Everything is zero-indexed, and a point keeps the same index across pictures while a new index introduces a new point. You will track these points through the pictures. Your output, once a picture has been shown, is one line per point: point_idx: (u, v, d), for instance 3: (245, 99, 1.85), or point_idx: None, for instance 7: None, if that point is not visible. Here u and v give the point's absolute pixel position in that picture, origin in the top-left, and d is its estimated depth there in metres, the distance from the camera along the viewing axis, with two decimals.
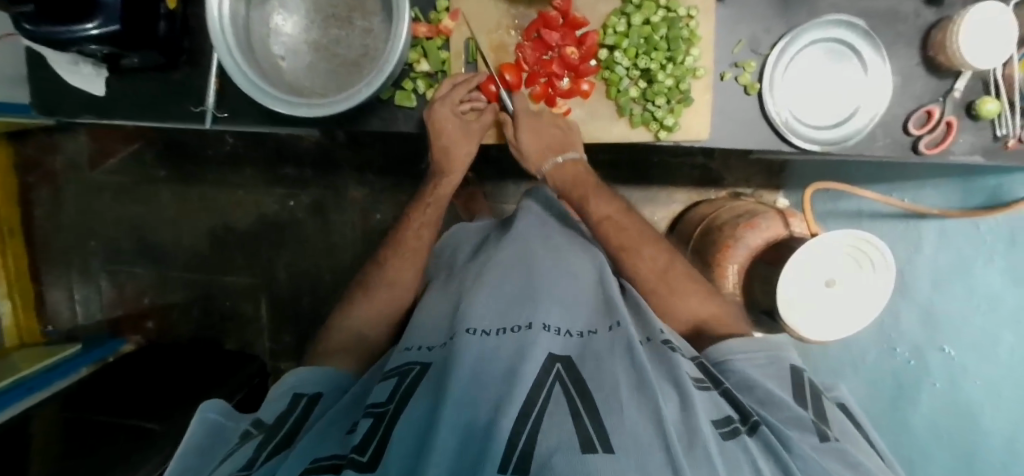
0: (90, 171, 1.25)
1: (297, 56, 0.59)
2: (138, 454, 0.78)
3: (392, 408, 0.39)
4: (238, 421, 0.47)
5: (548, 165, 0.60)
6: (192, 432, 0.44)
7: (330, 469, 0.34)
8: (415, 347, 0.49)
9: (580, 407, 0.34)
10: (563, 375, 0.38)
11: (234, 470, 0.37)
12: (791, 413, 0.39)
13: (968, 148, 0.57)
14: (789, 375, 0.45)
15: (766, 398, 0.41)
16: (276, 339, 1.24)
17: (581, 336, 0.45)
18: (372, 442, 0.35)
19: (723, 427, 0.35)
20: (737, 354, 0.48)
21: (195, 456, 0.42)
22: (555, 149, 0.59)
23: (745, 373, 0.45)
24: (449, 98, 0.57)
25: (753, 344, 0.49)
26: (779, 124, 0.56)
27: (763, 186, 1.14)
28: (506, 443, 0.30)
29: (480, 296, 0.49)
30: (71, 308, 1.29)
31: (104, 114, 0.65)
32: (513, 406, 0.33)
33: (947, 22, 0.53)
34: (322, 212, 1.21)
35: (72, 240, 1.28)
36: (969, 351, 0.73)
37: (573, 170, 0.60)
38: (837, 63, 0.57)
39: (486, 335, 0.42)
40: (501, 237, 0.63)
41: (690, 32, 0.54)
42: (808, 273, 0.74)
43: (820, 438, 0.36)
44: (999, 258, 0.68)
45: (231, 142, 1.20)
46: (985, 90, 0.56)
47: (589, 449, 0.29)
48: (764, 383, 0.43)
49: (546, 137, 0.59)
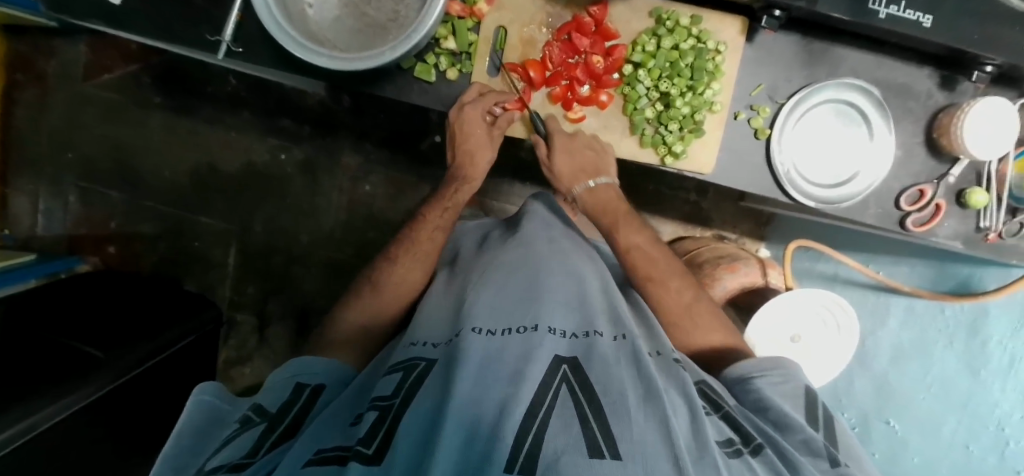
0: (82, 83, 1.20)
1: (325, 7, 0.58)
2: (64, 384, 0.70)
3: (398, 402, 0.38)
4: (234, 405, 0.46)
5: (582, 187, 0.62)
6: (188, 414, 0.43)
7: (336, 459, 0.32)
8: (421, 342, 0.48)
9: (588, 409, 0.33)
10: (570, 377, 0.37)
11: (237, 457, 0.36)
12: (802, 435, 0.40)
13: (951, 233, 0.60)
14: (803, 398, 0.46)
15: (780, 419, 0.42)
16: (239, 289, 1.22)
17: (585, 335, 0.44)
18: (377, 435, 0.34)
19: (728, 446, 0.36)
20: (752, 373, 0.48)
21: (192, 437, 0.41)
22: (589, 174, 0.61)
23: (765, 393, 0.45)
24: (479, 101, 0.57)
25: (770, 362, 0.49)
26: (781, 173, 0.57)
27: (747, 233, 1.17)
28: (512, 447, 0.29)
29: (485, 297, 0.49)
30: (33, 218, 1.23)
31: (110, 23, 0.62)
32: (519, 407, 0.33)
33: (956, 108, 0.56)
34: (312, 171, 1.19)
35: (47, 149, 1.23)
36: (914, 428, 0.76)
37: (606, 196, 0.63)
38: (845, 126, 0.58)
39: (491, 335, 0.42)
40: (508, 236, 0.64)
41: (715, 66, 0.55)
42: (772, 326, 0.78)
43: (830, 464, 0.38)
44: (958, 345, 0.71)
45: (234, 83, 1.17)
46: (977, 180, 0.59)
47: (597, 454, 0.29)
48: (780, 404, 0.43)
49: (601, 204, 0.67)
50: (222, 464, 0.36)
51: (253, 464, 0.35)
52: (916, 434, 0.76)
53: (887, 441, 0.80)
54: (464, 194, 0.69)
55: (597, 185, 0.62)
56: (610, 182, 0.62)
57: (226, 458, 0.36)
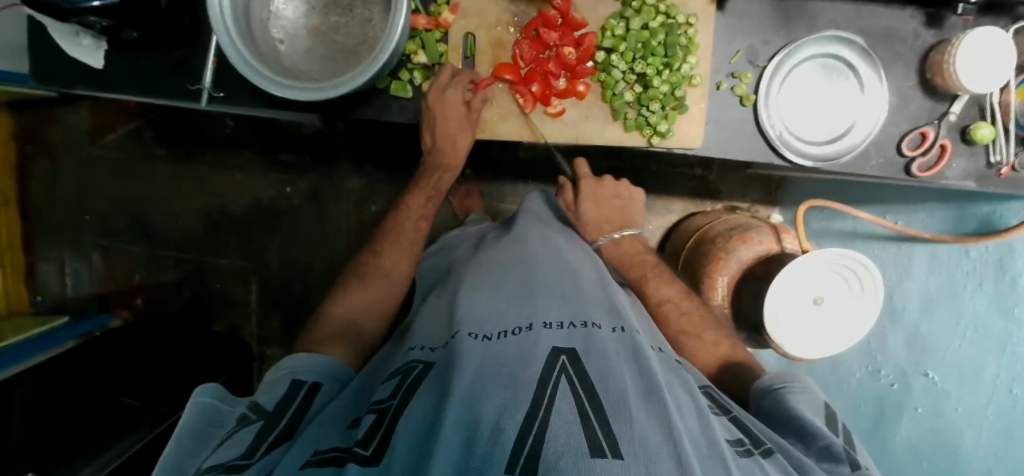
0: (89, 146, 1.25)
1: (296, 42, 0.59)
2: (103, 442, 0.73)
3: (396, 403, 0.39)
4: (234, 406, 0.46)
5: (606, 239, 0.69)
6: (187, 416, 0.43)
7: (333, 461, 0.34)
8: (419, 346, 0.49)
9: (588, 407, 0.33)
10: (568, 369, 0.37)
11: (234, 458, 0.37)
12: (824, 440, 0.41)
13: (961, 173, 0.57)
14: (824, 409, 0.47)
15: (801, 428, 0.43)
16: (263, 324, 1.24)
17: (583, 327, 0.43)
18: (375, 435, 0.35)
19: (738, 446, 0.36)
20: (779, 385, 0.49)
21: (192, 438, 0.41)
22: (613, 226, 0.70)
23: (789, 404, 0.45)
24: (455, 82, 0.57)
25: (789, 376, 0.50)
26: (773, 137, 0.56)
27: (759, 200, 1.15)
28: (512, 446, 0.30)
29: (481, 298, 0.49)
30: (62, 281, 1.29)
31: (98, 86, 0.65)
32: (518, 410, 0.33)
33: (947, 45, 0.53)
34: (317, 200, 1.21)
35: (66, 214, 1.28)
36: (950, 377, 0.73)
37: (631, 246, 0.69)
38: (831, 81, 0.57)
39: (488, 340, 0.42)
40: (503, 236, 0.65)
41: (688, 39, 0.54)
42: (793, 292, 0.74)
43: (851, 467, 0.39)
44: (987, 287, 0.67)
45: (231, 125, 1.20)
46: (980, 114, 0.56)
47: (598, 453, 0.29)
48: (802, 413, 0.44)
49: (607, 208, 0.71)
50: (218, 464, 0.36)
51: (254, 465, 0.36)
52: (953, 384, 0.72)
53: (928, 393, 0.76)
54: (446, 181, 0.70)
55: (621, 237, 0.70)
56: (636, 233, 0.71)
57: (220, 459, 0.37)
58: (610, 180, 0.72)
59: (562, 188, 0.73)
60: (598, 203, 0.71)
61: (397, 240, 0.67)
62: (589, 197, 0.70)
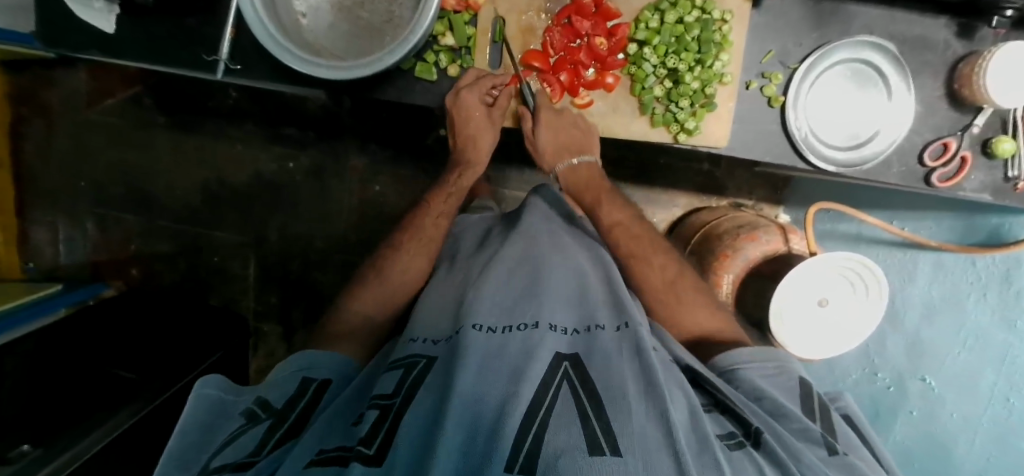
0: (85, 110, 1.21)
1: (319, 15, 0.57)
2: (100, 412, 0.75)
3: (399, 400, 0.38)
4: (239, 396, 0.45)
5: (584, 212, 0.69)
6: (190, 409, 0.42)
7: (336, 460, 0.33)
8: (421, 338, 0.48)
9: (587, 407, 0.34)
10: (570, 372, 0.38)
11: (242, 456, 0.36)
12: (800, 424, 0.40)
13: (978, 186, 0.58)
14: (799, 389, 0.47)
15: (776, 410, 0.42)
16: (262, 299, 1.23)
17: (586, 331, 0.44)
18: (378, 435, 0.34)
19: (729, 440, 0.36)
20: (741, 363, 0.49)
21: (197, 432, 0.40)
22: (590, 199, 0.70)
23: (758, 384, 0.46)
24: (476, 85, 0.56)
25: (767, 355, 0.50)
26: (799, 139, 0.56)
27: (764, 199, 1.15)
28: (513, 443, 0.30)
29: (486, 292, 0.50)
30: (55, 248, 1.26)
31: (110, 53, 0.62)
32: (520, 405, 0.33)
33: (977, 57, 0.53)
34: (321, 176, 1.19)
35: (60, 179, 1.25)
36: (951, 384, 0.76)
37: (606, 216, 0.69)
38: (860, 86, 0.57)
39: (491, 332, 0.43)
40: (507, 233, 0.63)
41: (722, 36, 0.54)
42: (801, 293, 0.74)
43: (828, 451, 0.38)
44: (993, 297, 0.69)
45: (235, 96, 1.17)
46: (1002, 128, 0.57)
47: (597, 451, 0.29)
48: (775, 395, 0.44)
49: (583, 182, 0.69)
50: (227, 463, 0.35)
51: (259, 463, 0.35)
52: (952, 390, 0.76)
53: (923, 397, 0.79)
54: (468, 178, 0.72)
55: (598, 209, 0.70)
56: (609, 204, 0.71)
57: (229, 458, 0.36)
58: (582, 152, 0.69)
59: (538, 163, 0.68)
60: (575, 179, 0.69)
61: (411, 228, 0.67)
62: (568, 177, 0.68)
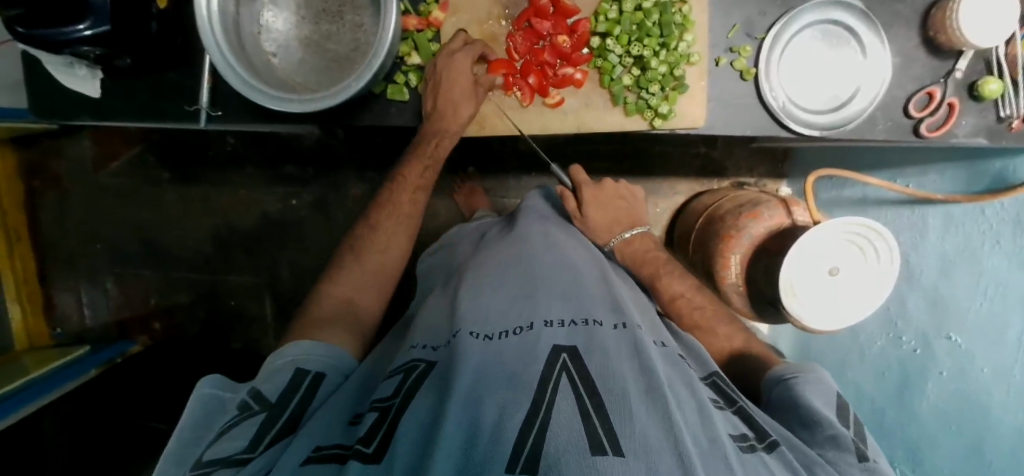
0: (94, 175, 1.26)
1: (288, 52, 0.59)
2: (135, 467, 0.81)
3: (398, 401, 0.38)
4: (237, 392, 0.45)
5: (617, 239, 0.68)
6: (190, 408, 0.42)
7: (335, 458, 0.34)
8: (422, 344, 0.48)
9: (589, 406, 0.33)
10: (569, 365, 0.37)
11: (238, 451, 0.37)
12: (832, 431, 0.40)
13: (972, 130, 0.56)
14: (836, 399, 0.45)
15: (807, 418, 0.41)
16: (280, 337, 1.25)
17: (584, 324, 0.44)
18: (378, 433, 0.35)
19: (741, 442, 0.35)
20: (790, 374, 0.47)
21: (195, 428, 0.41)
22: (623, 225, 0.68)
23: (797, 393, 0.44)
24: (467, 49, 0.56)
25: (801, 366, 0.48)
26: (776, 109, 0.55)
27: (766, 174, 1.13)
28: (513, 446, 0.30)
29: (482, 297, 0.49)
30: (80, 311, 1.30)
31: (100, 116, 0.65)
32: (519, 408, 0.33)
33: (947, 0, 0.52)
34: (323, 209, 1.22)
35: (78, 244, 1.29)
36: (976, 337, 0.70)
37: (641, 243, 0.67)
38: (834, 47, 0.56)
39: (490, 339, 0.42)
40: (508, 231, 0.64)
41: (683, 17, 0.54)
42: (809, 264, 0.73)
43: (857, 458, 0.38)
44: (1007, 243, 0.65)
45: (232, 143, 1.20)
46: (988, 68, 0.55)
47: (598, 450, 0.29)
48: (811, 403, 0.42)
49: (613, 210, 0.69)
50: (222, 458, 0.36)
51: (254, 462, 0.36)
52: (981, 347, 0.70)
53: (953, 356, 0.74)
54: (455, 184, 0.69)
55: (631, 235, 0.68)
56: (644, 229, 0.69)
57: (224, 452, 0.36)
58: (609, 182, 0.69)
59: (564, 198, 0.69)
60: (603, 207, 0.68)
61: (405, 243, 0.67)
62: (594, 206, 0.67)
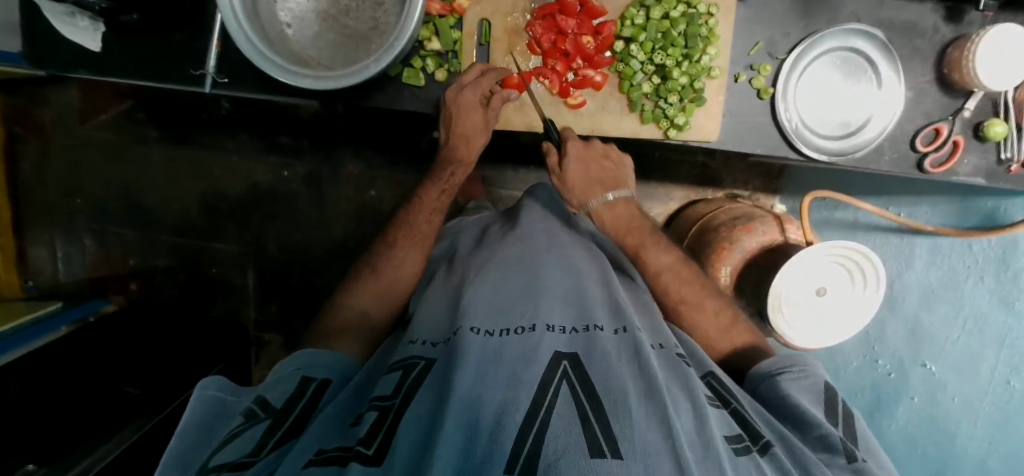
0: (79, 127, 1.21)
1: (304, 25, 0.57)
2: (92, 440, 0.73)
3: (398, 402, 0.38)
4: (240, 398, 0.44)
5: (598, 202, 0.62)
6: (191, 410, 0.41)
7: (336, 460, 0.33)
8: (421, 340, 0.48)
9: (588, 408, 0.33)
10: (569, 373, 0.37)
11: (241, 456, 0.36)
12: (819, 431, 0.41)
13: (972, 169, 0.58)
14: (822, 395, 0.46)
15: (797, 417, 0.43)
16: (262, 309, 1.23)
17: (585, 330, 0.44)
18: (379, 434, 0.35)
19: (736, 443, 0.36)
20: (776, 370, 0.49)
21: (195, 433, 0.40)
22: (606, 186, 0.62)
23: (784, 391, 0.45)
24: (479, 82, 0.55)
25: (793, 362, 0.49)
26: (790, 131, 0.56)
27: (761, 189, 1.15)
28: (513, 445, 0.30)
29: (484, 293, 0.49)
30: (54, 266, 1.26)
31: (98, 71, 0.62)
32: (520, 408, 0.33)
33: (965, 40, 0.53)
34: (316, 184, 1.19)
35: (56, 196, 1.25)
36: (950, 367, 0.76)
37: (624, 210, 0.63)
38: (851, 74, 0.56)
39: (489, 335, 0.42)
40: (509, 231, 0.63)
41: (709, 30, 0.54)
42: (800, 283, 0.74)
43: (846, 460, 0.39)
44: (992, 279, 0.71)
45: (227, 107, 1.17)
46: (994, 111, 0.56)
47: (597, 454, 0.29)
48: (799, 402, 0.44)
49: (596, 169, 0.62)
50: (226, 461, 0.35)
51: (257, 464, 0.35)
52: (953, 375, 0.76)
53: (926, 384, 0.79)
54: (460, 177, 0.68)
55: (614, 199, 0.62)
56: (627, 195, 0.63)
57: (228, 457, 0.36)
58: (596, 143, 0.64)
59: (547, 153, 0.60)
60: (585, 163, 0.61)
61: (402, 224, 0.66)
62: (579, 166, 0.59)
